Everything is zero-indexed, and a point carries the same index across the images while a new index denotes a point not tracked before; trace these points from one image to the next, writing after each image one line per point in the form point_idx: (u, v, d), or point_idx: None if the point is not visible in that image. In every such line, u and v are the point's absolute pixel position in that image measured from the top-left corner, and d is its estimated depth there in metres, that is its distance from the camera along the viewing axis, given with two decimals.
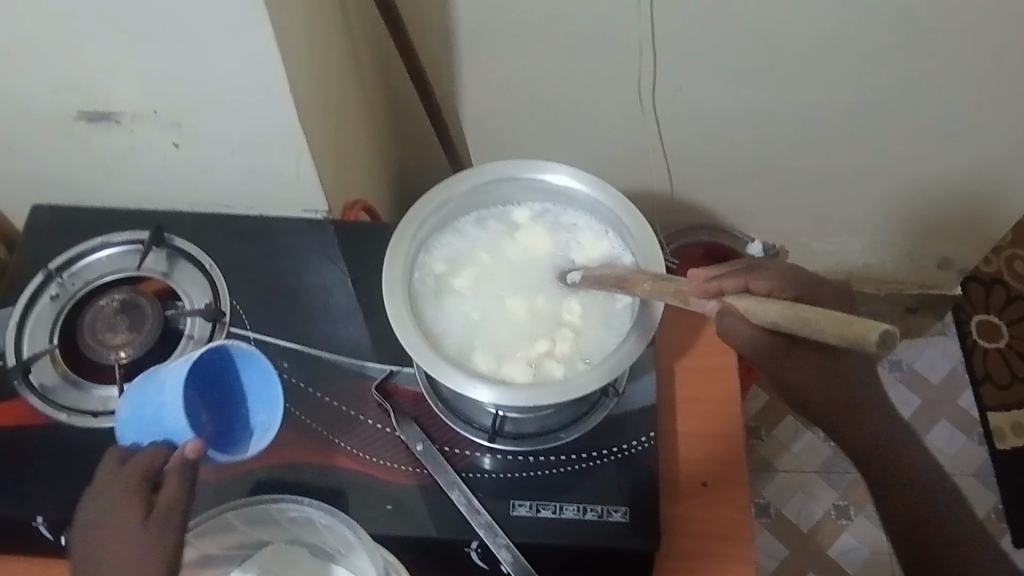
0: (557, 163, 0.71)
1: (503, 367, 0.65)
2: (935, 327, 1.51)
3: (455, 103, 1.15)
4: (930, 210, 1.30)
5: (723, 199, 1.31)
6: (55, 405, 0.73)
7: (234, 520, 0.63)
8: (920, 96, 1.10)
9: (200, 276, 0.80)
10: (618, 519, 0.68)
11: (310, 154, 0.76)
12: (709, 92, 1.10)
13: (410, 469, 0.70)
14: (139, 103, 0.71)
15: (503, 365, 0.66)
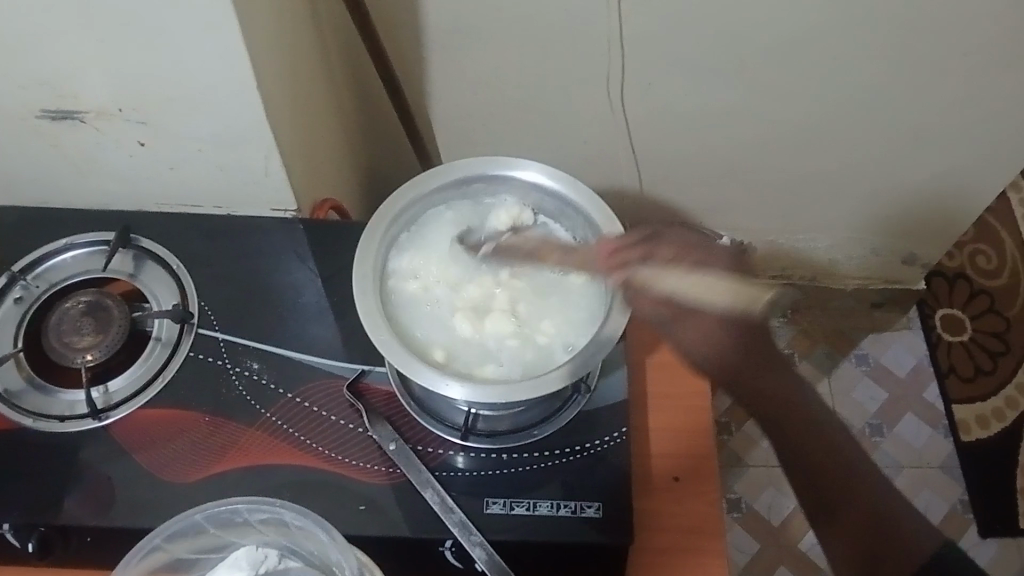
0: (528, 160, 0.71)
1: (481, 327, 0.67)
2: (900, 322, 1.53)
3: (426, 102, 1.15)
4: (896, 207, 1.32)
5: (692, 198, 1.32)
6: (20, 409, 0.72)
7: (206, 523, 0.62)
8: (885, 95, 1.11)
9: (168, 277, 0.79)
10: (591, 515, 0.68)
11: (279, 152, 0.76)
12: (679, 92, 1.11)
13: (382, 468, 0.70)
14: (105, 100, 0.70)
15: (482, 325, 0.67)
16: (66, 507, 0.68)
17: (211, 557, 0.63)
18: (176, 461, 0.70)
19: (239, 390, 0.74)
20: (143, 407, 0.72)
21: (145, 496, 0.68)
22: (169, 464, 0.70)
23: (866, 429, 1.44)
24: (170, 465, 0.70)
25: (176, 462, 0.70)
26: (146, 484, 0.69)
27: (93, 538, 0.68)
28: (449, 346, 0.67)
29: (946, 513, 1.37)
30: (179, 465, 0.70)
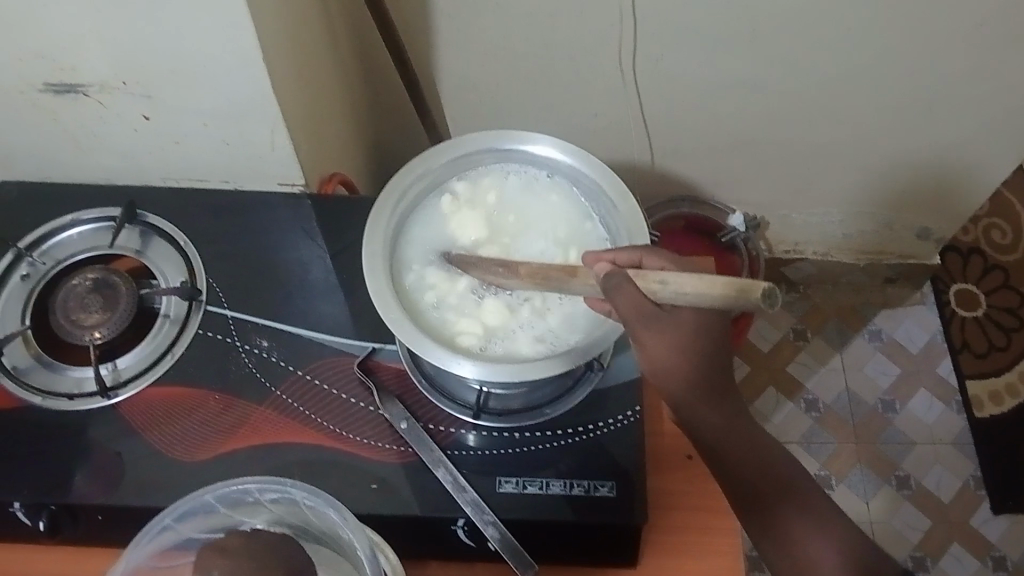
0: (539, 134, 0.69)
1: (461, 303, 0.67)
2: (914, 298, 1.52)
3: (434, 74, 1.13)
4: (912, 182, 1.29)
5: (703, 171, 1.30)
6: (28, 387, 0.71)
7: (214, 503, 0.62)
8: (903, 66, 1.09)
9: (174, 253, 0.78)
10: (605, 494, 0.68)
11: (286, 125, 0.74)
12: (691, 63, 1.09)
13: (393, 447, 0.69)
14: (108, 73, 0.69)
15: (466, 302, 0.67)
16: (76, 485, 0.67)
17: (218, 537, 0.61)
18: (181, 442, 0.69)
19: (248, 367, 0.73)
20: (151, 385, 0.72)
21: (155, 474, 0.68)
22: (173, 444, 0.69)
23: (878, 405, 1.43)
24: (174, 443, 0.69)
25: (180, 441, 0.69)
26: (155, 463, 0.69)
27: (103, 517, 0.67)
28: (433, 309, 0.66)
29: (957, 490, 1.36)
30: (182, 445, 0.69)
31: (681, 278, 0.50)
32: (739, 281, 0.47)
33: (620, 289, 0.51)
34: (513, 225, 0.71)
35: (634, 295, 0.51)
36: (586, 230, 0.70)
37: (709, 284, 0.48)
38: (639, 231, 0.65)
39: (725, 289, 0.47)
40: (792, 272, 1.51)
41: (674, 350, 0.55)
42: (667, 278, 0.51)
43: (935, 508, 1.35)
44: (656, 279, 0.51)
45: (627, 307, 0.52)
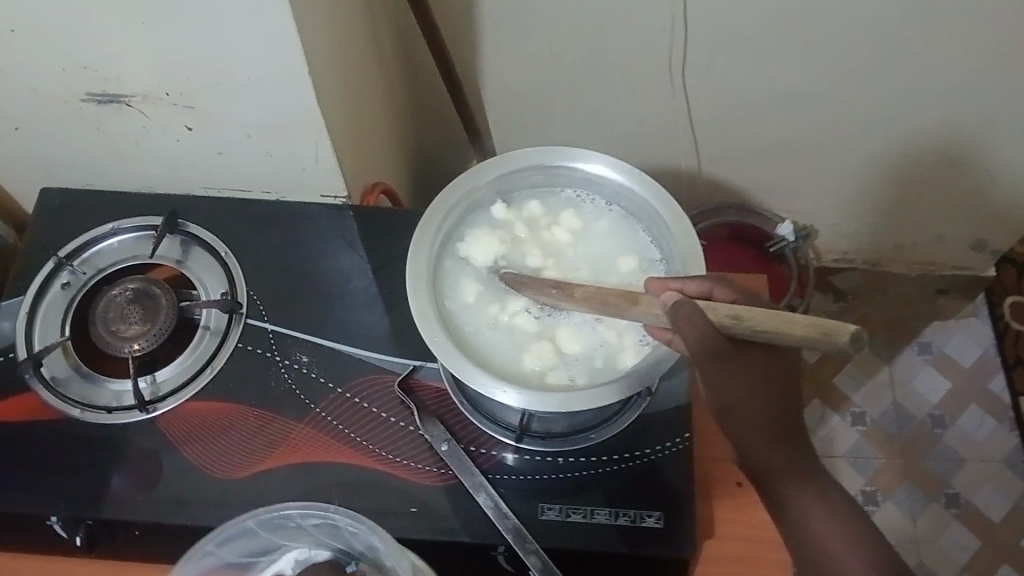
0: (593, 152, 0.67)
1: (506, 322, 0.64)
2: (966, 310, 1.46)
3: (477, 79, 1.11)
4: (969, 193, 1.25)
5: (752, 179, 1.26)
6: (67, 399, 0.71)
7: (254, 528, 0.60)
8: (965, 73, 1.05)
9: (215, 263, 0.77)
10: (651, 524, 0.66)
11: (329, 138, 0.72)
12: (743, 69, 1.06)
13: (434, 469, 0.68)
14: (152, 84, 0.67)
15: (513, 321, 0.65)
16: (113, 501, 0.67)
17: (263, 561, 0.61)
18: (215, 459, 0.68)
19: (287, 383, 0.72)
20: (191, 399, 0.71)
21: (191, 492, 0.67)
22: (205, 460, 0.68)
23: (927, 420, 1.38)
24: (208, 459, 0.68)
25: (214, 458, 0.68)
26: (191, 480, 0.68)
27: (139, 533, 0.67)
28: (477, 327, 0.64)
29: (1008, 511, 1.31)
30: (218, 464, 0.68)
31: (756, 316, 0.49)
32: (825, 325, 0.46)
33: (687, 320, 0.50)
34: (567, 243, 0.68)
35: (700, 326, 0.50)
36: (638, 252, 0.67)
37: (789, 322, 0.47)
38: (694, 255, 0.63)
39: (810, 331, 0.46)
40: (840, 281, 1.47)
41: (733, 379, 0.52)
42: (739, 313, 0.49)
43: (984, 528, 1.30)
44: (728, 314, 0.50)
45: (694, 340, 0.50)
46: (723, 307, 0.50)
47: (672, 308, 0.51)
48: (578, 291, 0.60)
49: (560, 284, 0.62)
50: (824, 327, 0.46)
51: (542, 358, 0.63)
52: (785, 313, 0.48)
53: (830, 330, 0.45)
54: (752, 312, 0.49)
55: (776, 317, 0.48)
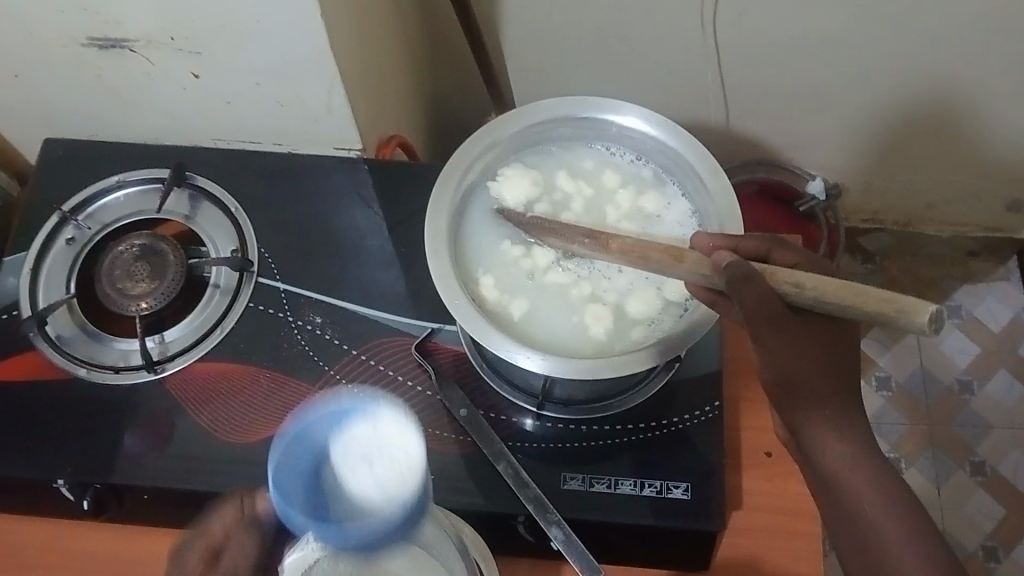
0: (626, 104, 0.63)
1: (537, 279, 0.62)
2: (998, 273, 1.41)
3: (497, 27, 1.06)
4: (1009, 151, 1.20)
5: (781, 134, 1.22)
6: (72, 358, 0.68)
7: None
8: (1013, 22, 0.99)
9: (224, 219, 0.74)
10: (678, 496, 0.63)
11: (343, 87, 0.69)
12: (777, 17, 1.01)
13: (452, 436, 0.65)
14: (155, 28, 0.64)
15: (544, 278, 0.62)
16: (121, 464, 0.65)
17: None
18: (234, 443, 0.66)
19: (300, 345, 0.69)
20: (200, 360, 0.68)
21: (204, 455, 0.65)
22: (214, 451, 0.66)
23: (954, 385, 1.35)
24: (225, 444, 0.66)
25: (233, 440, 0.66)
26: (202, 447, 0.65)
27: (150, 497, 0.65)
28: (504, 287, 0.62)
29: None
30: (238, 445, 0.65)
31: (820, 283, 0.48)
32: (902, 303, 0.44)
33: (743, 282, 0.49)
34: (602, 199, 0.65)
35: (757, 290, 0.48)
36: (671, 207, 0.64)
37: (861, 296, 0.45)
38: (732, 210, 0.59)
39: (883, 307, 0.44)
40: (869, 242, 1.43)
41: (783, 335, 0.50)
42: (802, 280, 0.48)
43: (1010, 495, 1.28)
44: (788, 280, 0.49)
45: (751, 302, 0.49)
46: (783, 273, 0.49)
47: (725, 268, 0.50)
48: (613, 241, 0.56)
49: (595, 233, 0.59)
50: (900, 306, 0.44)
51: (591, 322, 0.61)
52: (855, 286, 0.46)
53: (905, 308, 0.43)
54: (817, 282, 0.48)
55: (846, 288, 0.46)
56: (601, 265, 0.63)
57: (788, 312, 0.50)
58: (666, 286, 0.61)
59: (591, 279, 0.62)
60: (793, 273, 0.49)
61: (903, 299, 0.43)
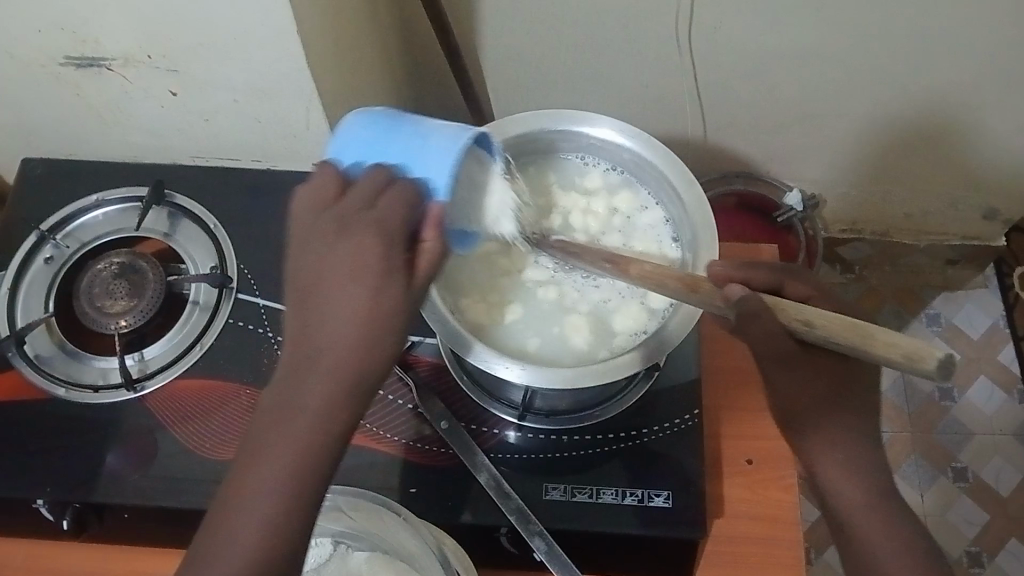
0: (600, 117, 0.63)
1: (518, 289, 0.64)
2: (976, 281, 1.43)
3: (476, 42, 1.07)
4: (984, 160, 1.21)
5: (759, 146, 1.23)
6: (51, 377, 0.68)
7: None
8: (984, 34, 1.01)
9: (204, 236, 0.74)
10: (660, 504, 0.63)
11: (321, 102, 0.69)
12: (753, 31, 1.02)
13: (433, 449, 0.65)
14: (132, 46, 0.64)
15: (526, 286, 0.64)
16: (100, 483, 0.64)
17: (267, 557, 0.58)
18: (375, 181, 0.46)
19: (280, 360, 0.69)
20: (180, 377, 0.68)
21: (320, 202, 0.46)
22: (322, 174, 0.48)
23: (935, 393, 1.36)
24: (348, 193, 0.46)
25: (368, 183, 0.46)
26: (313, 210, 0.46)
27: (129, 516, 0.64)
28: (486, 297, 0.63)
29: (1017, 483, 1.30)
30: (395, 193, 0.46)
31: (829, 323, 0.45)
32: (909, 348, 0.40)
33: (751, 318, 0.48)
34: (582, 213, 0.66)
35: (767, 326, 0.48)
36: (650, 224, 0.65)
37: (867, 339, 0.42)
38: (706, 224, 0.60)
39: (888, 352, 0.41)
40: (848, 252, 1.44)
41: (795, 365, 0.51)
42: (810, 318, 0.46)
43: (993, 501, 1.29)
44: (798, 317, 0.47)
45: (758, 335, 0.49)
46: (790, 310, 0.47)
47: (737, 301, 0.49)
48: (633, 266, 0.54)
49: (614, 258, 0.56)
50: (907, 351, 0.40)
51: (569, 334, 0.62)
52: (862, 327, 0.42)
53: (912, 353, 0.40)
54: (827, 320, 0.45)
55: (851, 327, 0.43)
56: (585, 276, 0.64)
57: (795, 345, 0.49)
58: (644, 294, 0.62)
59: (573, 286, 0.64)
60: (803, 309, 0.47)
61: (908, 344, 0.40)
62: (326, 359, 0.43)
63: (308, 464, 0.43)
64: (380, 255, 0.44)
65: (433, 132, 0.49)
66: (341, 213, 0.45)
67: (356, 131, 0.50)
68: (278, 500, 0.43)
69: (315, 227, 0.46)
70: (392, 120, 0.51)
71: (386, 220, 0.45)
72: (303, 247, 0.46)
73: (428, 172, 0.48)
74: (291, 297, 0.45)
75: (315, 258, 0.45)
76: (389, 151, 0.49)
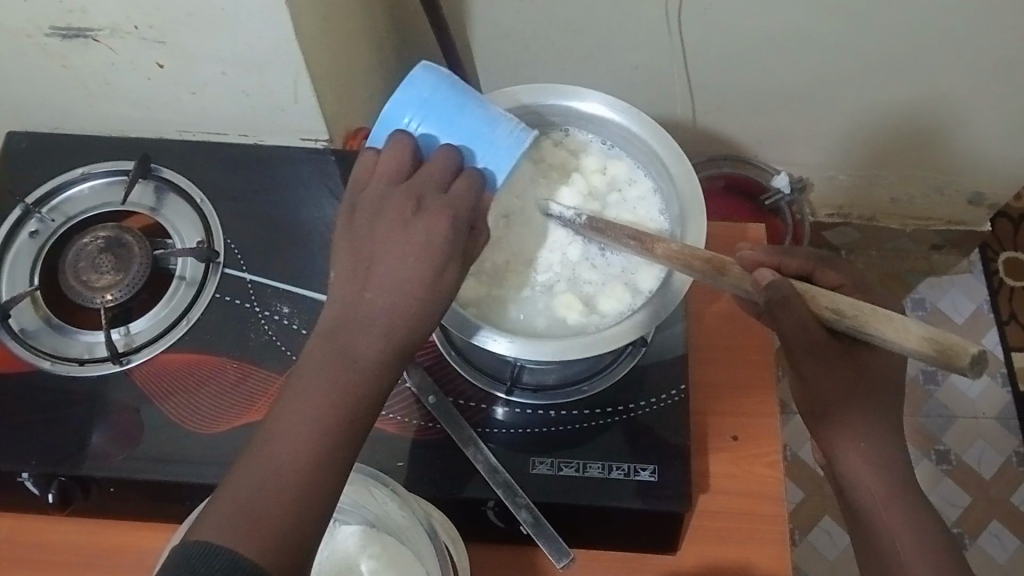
0: (588, 91, 0.64)
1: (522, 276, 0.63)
2: (961, 266, 1.45)
3: (464, 20, 1.06)
4: (969, 145, 1.22)
5: (747, 130, 1.23)
6: (36, 351, 0.68)
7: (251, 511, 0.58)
8: (970, 19, 1.01)
9: (191, 211, 0.73)
10: (646, 478, 0.64)
11: (309, 75, 0.69)
12: (740, 13, 1.02)
13: (420, 424, 0.66)
14: (119, 17, 0.63)
15: (529, 273, 0.63)
16: (85, 456, 0.64)
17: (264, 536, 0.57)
18: (445, 166, 0.52)
19: (267, 336, 0.69)
20: (167, 352, 0.68)
21: (391, 176, 0.51)
22: (395, 147, 0.52)
23: (919, 377, 1.36)
24: (420, 172, 0.51)
25: (438, 168, 0.51)
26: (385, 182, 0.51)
27: (115, 490, 0.64)
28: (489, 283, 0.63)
29: (999, 466, 1.31)
30: (465, 180, 0.51)
31: (857, 308, 0.45)
32: (943, 341, 0.40)
33: (782, 305, 0.48)
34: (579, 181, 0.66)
35: (794, 313, 0.48)
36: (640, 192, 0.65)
37: (900, 330, 0.42)
38: (695, 198, 0.61)
39: (924, 347, 0.40)
40: (834, 236, 1.45)
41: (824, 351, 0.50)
42: (841, 307, 0.46)
43: (974, 484, 1.30)
44: (828, 306, 0.47)
45: (788, 323, 0.48)
46: (823, 299, 0.47)
47: (766, 288, 0.49)
48: (659, 244, 0.55)
49: (638, 236, 0.57)
50: (941, 345, 0.40)
51: (563, 313, 0.61)
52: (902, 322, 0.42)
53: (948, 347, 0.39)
54: (856, 310, 0.45)
55: (880, 314, 0.44)
56: (599, 249, 0.64)
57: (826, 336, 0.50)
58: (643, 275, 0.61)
59: (574, 272, 0.63)
60: (836, 298, 0.47)
61: (943, 338, 0.39)
62: (376, 321, 0.46)
63: (344, 419, 0.45)
64: (443, 235, 0.48)
65: (499, 119, 0.55)
66: (414, 190, 0.50)
67: (421, 97, 0.55)
68: (321, 446, 0.44)
69: (387, 198, 0.50)
70: (460, 96, 0.55)
71: (456, 207, 0.50)
72: (373, 212, 0.50)
73: (489, 163, 0.54)
74: (346, 259, 0.49)
75: (386, 230, 0.48)
76: (455, 131, 0.54)
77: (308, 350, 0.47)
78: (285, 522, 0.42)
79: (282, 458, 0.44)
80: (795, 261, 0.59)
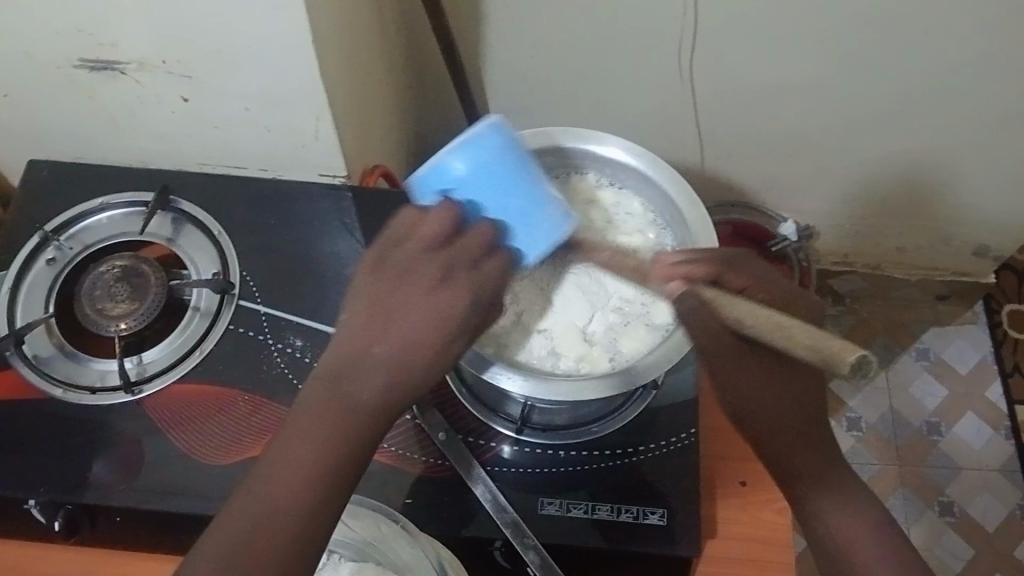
0: (607, 136, 0.65)
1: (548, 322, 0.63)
2: (965, 316, 1.45)
3: (480, 64, 1.08)
4: (975, 197, 1.23)
5: (754, 176, 1.24)
6: (49, 378, 0.68)
7: None
8: (977, 75, 1.03)
9: (208, 243, 0.74)
10: (655, 522, 0.64)
11: (331, 114, 0.70)
12: (753, 62, 1.04)
13: (428, 460, 0.66)
14: (147, 51, 0.65)
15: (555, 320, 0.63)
16: (94, 483, 0.64)
17: None
18: (483, 238, 0.52)
19: (278, 367, 0.69)
20: (179, 382, 0.68)
21: (430, 242, 0.51)
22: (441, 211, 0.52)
23: (923, 427, 1.36)
24: (457, 242, 0.51)
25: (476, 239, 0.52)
26: (422, 246, 0.51)
27: (123, 519, 0.64)
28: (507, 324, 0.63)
29: (1003, 520, 1.30)
30: (497, 262, 0.52)
31: (752, 315, 0.49)
32: (826, 351, 0.44)
33: (695, 311, 0.51)
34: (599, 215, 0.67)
35: (706, 318, 0.51)
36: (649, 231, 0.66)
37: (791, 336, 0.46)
38: (709, 243, 0.61)
39: (809, 351, 0.45)
40: (840, 284, 1.45)
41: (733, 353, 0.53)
42: (741, 316, 0.49)
43: (978, 536, 1.29)
44: (728, 313, 0.50)
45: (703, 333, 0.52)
46: (726, 306, 0.50)
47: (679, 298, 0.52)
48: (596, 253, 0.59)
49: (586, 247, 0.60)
50: (827, 351, 0.44)
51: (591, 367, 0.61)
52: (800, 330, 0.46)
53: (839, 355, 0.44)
54: (754, 317, 0.48)
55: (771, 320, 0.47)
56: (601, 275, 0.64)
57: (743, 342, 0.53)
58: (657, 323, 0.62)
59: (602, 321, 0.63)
60: (734, 302, 0.50)
61: (826, 348, 0.44)
62: (379, 369, 0.48)
63: (336, 460, 0.48)
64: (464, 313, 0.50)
65: (548, 200, 0.54)
66: (449, 260, 0.51)
67: (481, 162, 0.52)
68: (316, 488, 0.47)
69: (417, 263, 0.51)
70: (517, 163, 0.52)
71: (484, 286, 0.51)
72: (400, 268, 0.51)
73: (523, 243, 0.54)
74: (363, 309, 0.50)
75: (411, 294, 0.50)
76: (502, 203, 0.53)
77: (308, 389, 0.49)
78: (278, 558, 0.45)
79: (277, 497, 0.46)
80: (699, 266, 0.53)
